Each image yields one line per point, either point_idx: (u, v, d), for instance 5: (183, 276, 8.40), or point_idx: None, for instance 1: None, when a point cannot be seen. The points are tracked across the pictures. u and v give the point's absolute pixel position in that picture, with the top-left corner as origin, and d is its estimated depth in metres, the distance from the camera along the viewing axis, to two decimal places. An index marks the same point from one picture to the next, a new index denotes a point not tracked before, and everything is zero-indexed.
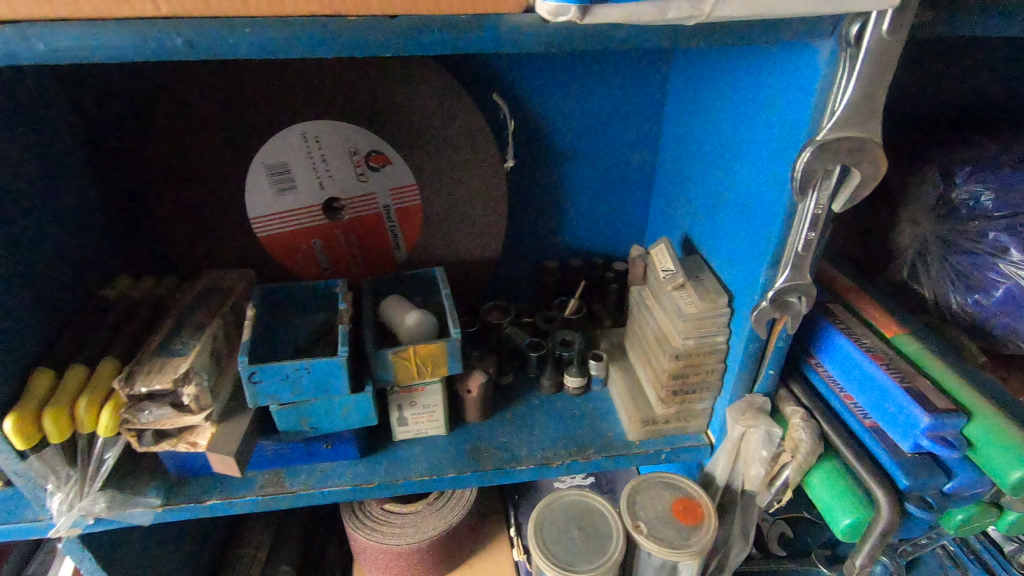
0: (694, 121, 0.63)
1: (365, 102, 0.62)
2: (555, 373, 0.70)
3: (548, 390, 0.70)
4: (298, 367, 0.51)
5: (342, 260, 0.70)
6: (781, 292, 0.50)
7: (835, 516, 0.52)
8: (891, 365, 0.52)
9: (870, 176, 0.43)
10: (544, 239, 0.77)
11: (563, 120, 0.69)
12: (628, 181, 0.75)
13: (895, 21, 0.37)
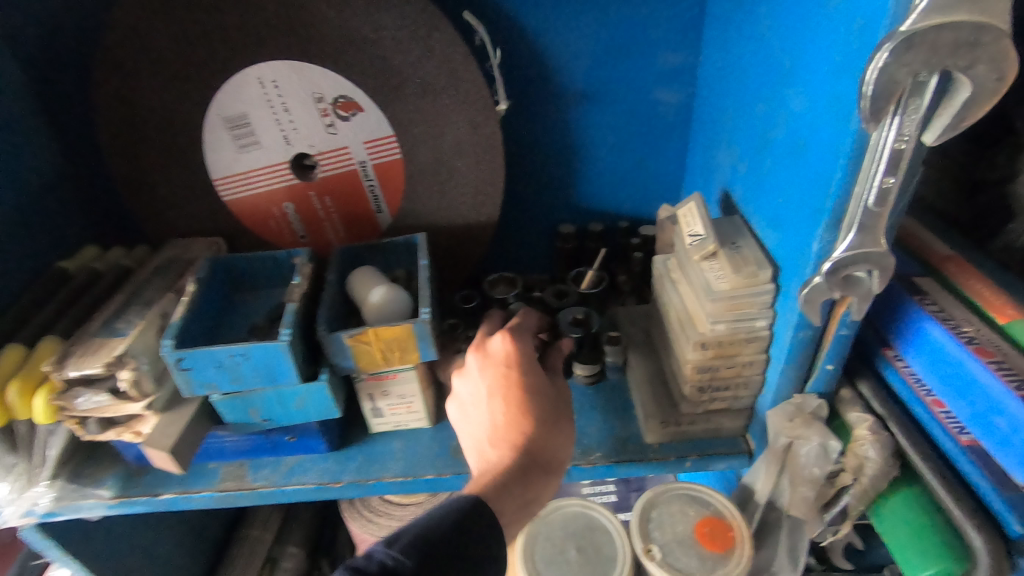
0: (736, 39, 0.49)
1: (323, 36, 0.52)
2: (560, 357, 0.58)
3: None
4: (233, 354, 0.44)
5: (319, 227, 0.62)
6: (842, 264, 0.36)
7: (907, 557, 0.39)
8: (1005, 364, 0.37)
9: (988, 85, 0.28)
10: (555, 199, 0.66)
11: (570, 51, 0.56)
12: (658, 126, 0.61)
13: None
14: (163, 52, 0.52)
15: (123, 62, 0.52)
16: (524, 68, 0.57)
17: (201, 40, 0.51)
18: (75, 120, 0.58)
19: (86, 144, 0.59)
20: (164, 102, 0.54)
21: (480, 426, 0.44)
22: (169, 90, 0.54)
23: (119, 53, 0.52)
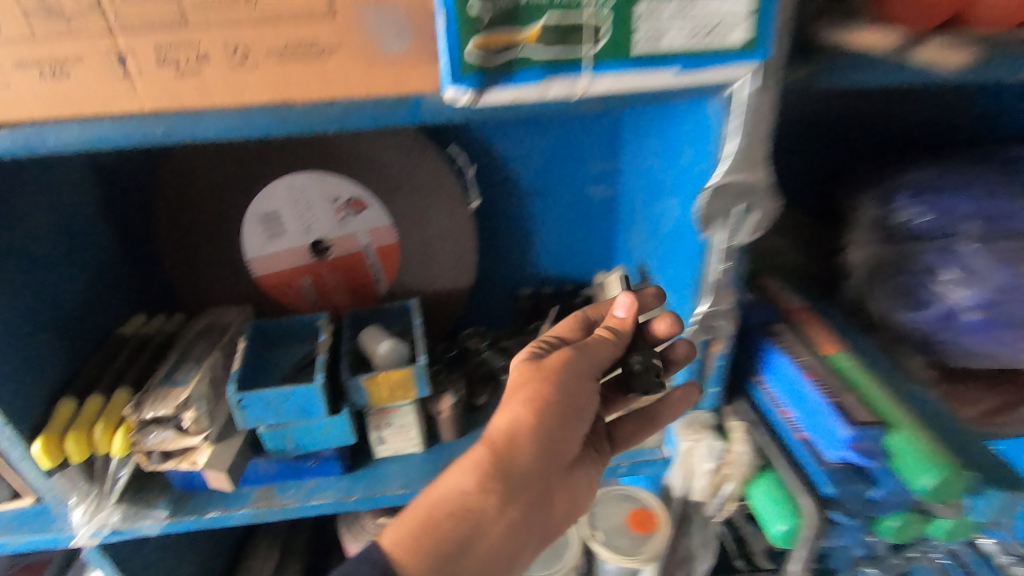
0: (639, 157, 0.69)
1: (341, 154, 0.70)
2: None
3: None
4: (281, 393, 0.58)
5: (329, 295, 0.78)
6: (706, 317, 0.55)
7: (770, 523, 0.56)
8: (823, 382, 0.56)
9: (766, 212, 0.47)
10: (516, 268, 0.84)
11: (523, 160, 0.76)
12: (592, 213, 0.80)
13: (762, 82, 0.41)
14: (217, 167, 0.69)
15: (185, 172, 0.69)
16: (490, 173, 0.76)
17: (248, 158, 0.69)
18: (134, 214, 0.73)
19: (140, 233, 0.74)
20: (214, 201, 0.71)
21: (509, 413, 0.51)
22: (219, 192, 0.71)
23: (183, 166, 0.69)
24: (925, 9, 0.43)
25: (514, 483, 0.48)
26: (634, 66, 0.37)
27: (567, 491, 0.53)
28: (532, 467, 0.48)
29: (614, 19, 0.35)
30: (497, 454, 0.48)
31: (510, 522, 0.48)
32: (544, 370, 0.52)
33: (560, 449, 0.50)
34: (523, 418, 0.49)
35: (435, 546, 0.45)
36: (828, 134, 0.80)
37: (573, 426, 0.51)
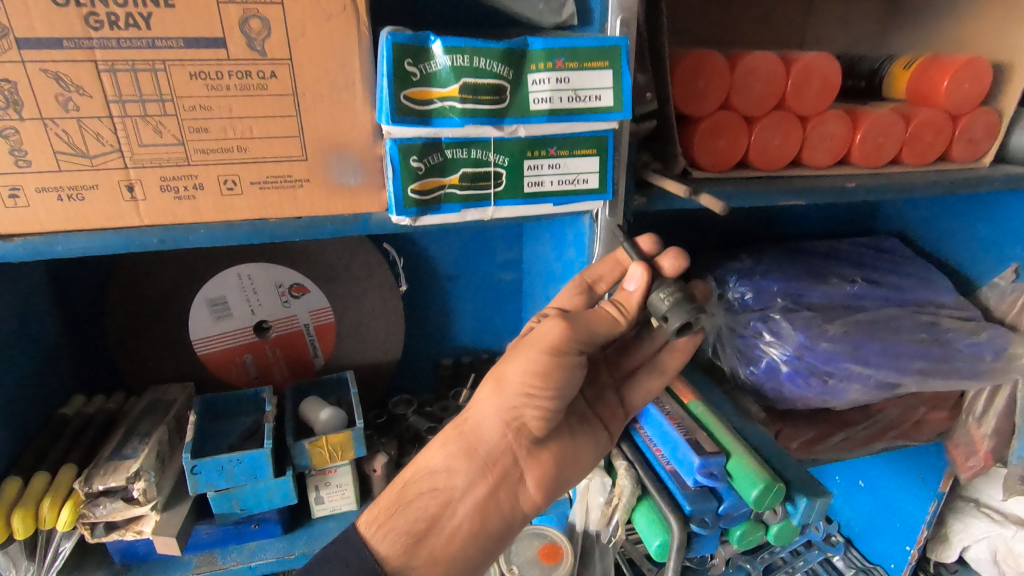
0: (536, 250, 0.86)
1: (286, 248, 0.81)
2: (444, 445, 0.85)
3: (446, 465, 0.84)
4: (231, 459, 0.66)
5: (269, 370, 0.86)
6: None
7: (650, 539, 0.70)
8: (681, 423, 0.74)
9: None
10: (439, 341, 0.97)
11: (443, 252, 0.91)
12: (502, 294, 0.96)
13: (612, 209, 0.59)
14: (172, 259, 0.78)
15: (139, 265, 0.77)
16: (416, 262, 0.90)
17: (202, 252, 0.78)
18: (82, 302, 0.79)
19: (86, 318, 0.79)
20: (166, 289, 0.79)
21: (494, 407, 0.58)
22: (170, 282, 0.79)
23: (138, 259, 0.77)
24: (711, 153, 0.68)
25: (478, 460, 0.59)
26: (524, 202, 0.54)
27: (544, 464, 0.61)
28: (494, 447, 0.59)
29: (509, 172, 0.52)
30: (465, 437, 0.60)
31: (475, 499, 0.59)
32: (534, 345, 0.54)
33: (526, 424, 0.59)
34: (488, 396, 0.58)
35: (403, 520, 0.57)
36: (684, 230, 1.02)
37: (536, 405, 0.57)
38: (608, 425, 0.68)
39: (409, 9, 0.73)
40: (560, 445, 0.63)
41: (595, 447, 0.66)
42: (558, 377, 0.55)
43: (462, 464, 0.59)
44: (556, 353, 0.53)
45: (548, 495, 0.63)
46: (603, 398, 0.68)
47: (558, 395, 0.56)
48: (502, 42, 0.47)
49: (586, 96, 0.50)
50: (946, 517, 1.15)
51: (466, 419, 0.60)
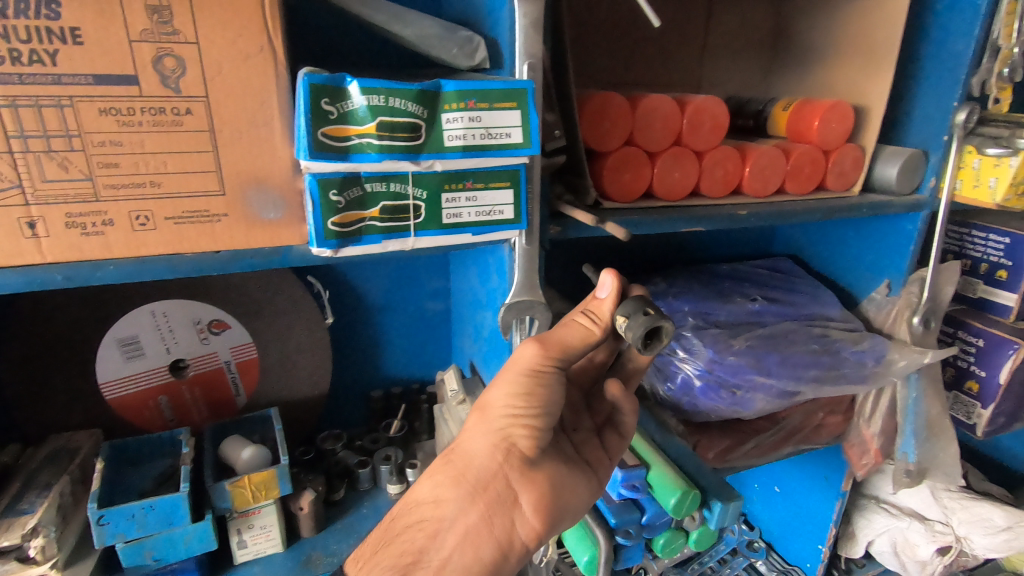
0: (462, 280, 0.89)
1: (205, 283, 0.79)
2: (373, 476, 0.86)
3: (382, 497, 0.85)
4: (144, 506, 0.63)
5: (186, 411, 0.83)
6: None
7: (580, 555, 0.71)
8: None
9: (546, 322, 0.68)
10: (368, 373, 0.97)
11: (370, 283, 0.91)
12: (430, 324, 0.97)
13: (528, 237, 0.63)
14: (78, 298, 0.74)
15: (40, 305, 0.73)
16: (343, 295, 0.90)
17: (112, 290, 0.75)
18: None
19: None
20: (70, 330, 0.75)
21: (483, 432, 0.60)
22: (76, 322, 0.75)
23: (38, 299, 0.72)
24: (619, 187, 0.74)
25: (467, 486, 0.60)
26: (443, 233, 0.56)
27: (538, 486, 0.61)
28: (484, 470, 0.60)
29: (428, 205, 0.55)
30: (453, 465, 0.62)
31: (464, 527, 0.60)
32: (510, 369, 0.59)
33: (515, 445, 0.60)
34: (475, 424, 0.61)
35: (389, 555, 0.59)
36: (604, 256, 1.08)
37: (522, 424, 0.59)
38: (591, 464, 0.70)
39: (329, 44, 0.75)
40: (552, 468, 0.63)
41: (584, 480, 0.67)
42: (540, 394, 0.58)
43: (451, 491, 0.61)
44: (533, 373, 0.58)
45: (546, 520, 0.62)
46: (585, 441, 0.72)
47: (541, 412, 0.59)
48: (416, 83, 0.50)
49: (496, 133, 0.54)
50: (851, 516, 1.23)
51: (457, 447, 0.62)
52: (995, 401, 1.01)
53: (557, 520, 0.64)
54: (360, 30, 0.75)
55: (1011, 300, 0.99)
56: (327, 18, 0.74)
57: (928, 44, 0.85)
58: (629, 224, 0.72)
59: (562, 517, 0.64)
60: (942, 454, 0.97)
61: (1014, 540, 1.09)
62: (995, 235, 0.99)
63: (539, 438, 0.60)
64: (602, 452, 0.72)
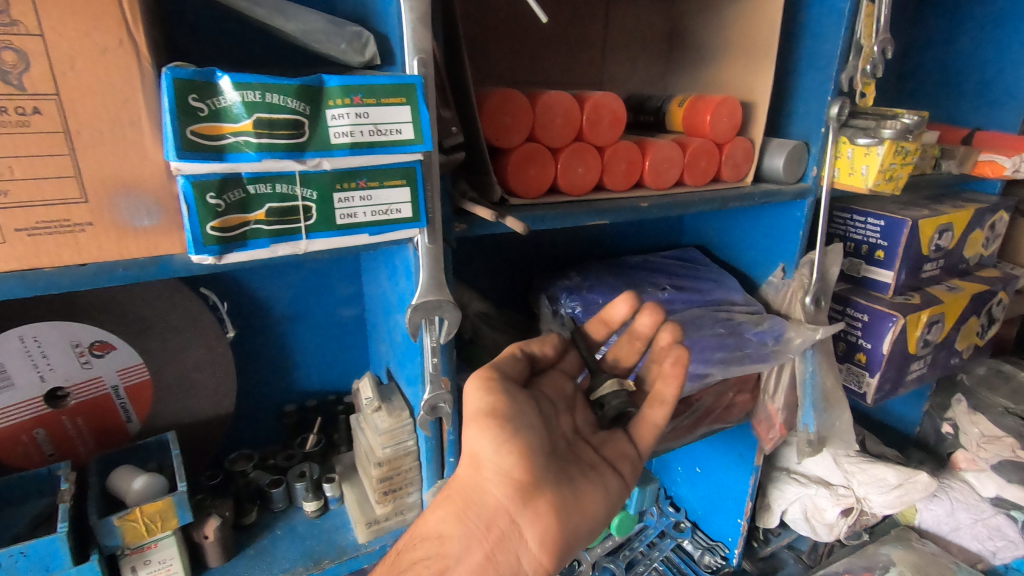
0: (373, 284, 0.86)
1: (83, 302, 0.72)
2: (287, 495, 0.82)
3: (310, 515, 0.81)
4: (13, 553, 0.56)
5: (69, 444, 0.75)
6: (431, 401, 0.70)
7: None
8: None
9: (455, 320, 0.66)
10: (281, 388, 0.92)
11: (275, 293, 0.87)
12: (344, 332, 0.94)
13: (431, 235, 0.61)
14: None
15: None
16: (246, 307, 0.85)
17: None
18: None
19: None
20: None
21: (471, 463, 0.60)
22: None
23: None
24: (523, 183, 0.75)
25: (469, 521, 0.60)
26: (338, 234, 0.54)
27: (545, 518, 0.59)
28: (486, 505, 0.60)
29: (319, 206, 0.52)
30: (453, 503, 0.61)
31: (470, 566, 0.58)
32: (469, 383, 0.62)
33: (508, 476, 0.59)
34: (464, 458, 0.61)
35: None
36: (523, 253, 1.09)
37: (502, 444, 0.58)
38: (617, 463, 0.68)
39: (212, 39, 0.71)
40: (562, 496, 0.61)
41: (601, 493, 0.65)
42: (501, 404, 0.60)
43: (455, 527, 0.60)
44: (487, 383, 0.61)
45: (560, 548, 0.60)
46: (607, 440, 0.71)
47: (509, 423, 0.59)
48: (296, 78, 0.48)
49: (386, 130, 0.52)
50: (766, 488, 1.31)
51: (451, 482, 0.62)
52: (880, 369, 1.10)
53: (570, 550, 0.61)
54: (244, 23, 0.71)
55: (888, 277, 1.10)
56: (206, 15, 0.70)
57: (805, 43, 0.92)
58: (531, 220, 0.72)
59: (577, 544, 0.62)
60: (838, 422, 1.04)
61: (906, 496, 1.19)
62: (872, 219, 1.09)
63: (530, 463, 0.59)
64: (629, 446, 0.71)
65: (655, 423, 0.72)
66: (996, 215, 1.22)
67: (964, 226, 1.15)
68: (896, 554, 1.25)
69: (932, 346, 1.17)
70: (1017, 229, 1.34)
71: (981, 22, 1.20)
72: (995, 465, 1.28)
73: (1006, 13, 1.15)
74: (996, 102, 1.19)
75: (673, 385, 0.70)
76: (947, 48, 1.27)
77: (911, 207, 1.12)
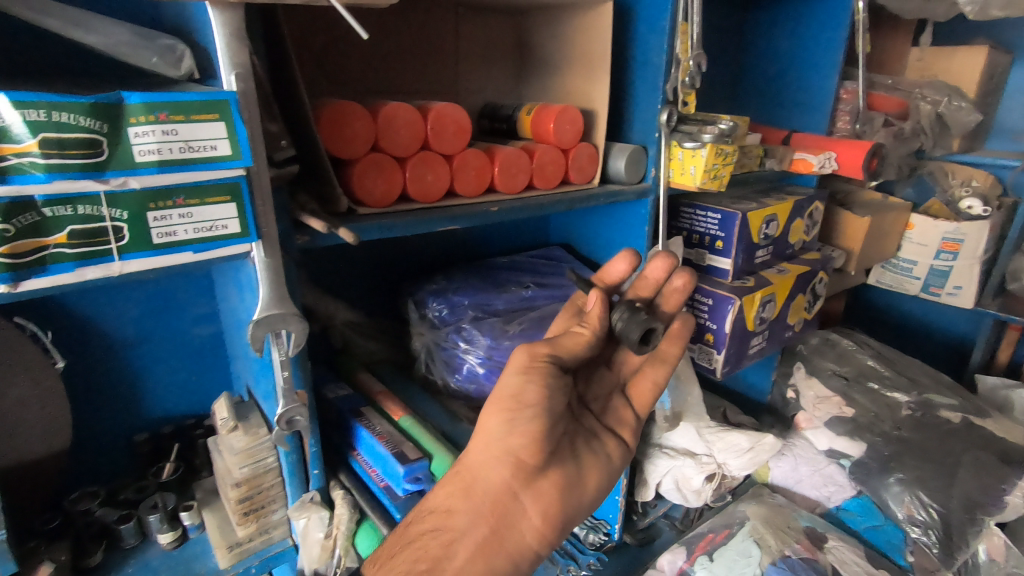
0: (226, 300, 0.84)
1: None
2: (138, 529, 0.77)
3: (169, 548, 0.77)
4: None
5: None
6: (285, 414, 0.68)
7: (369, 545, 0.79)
8: (389, 440, 0.81)
9: (303, 332, 0.65)
10: (130, 417, 0.87)
11: (115, 318, 0.82)
12: (199, 353, 0.90)
13: (267, 247, 0.60)
14: None
15: None
16: (79, 334, 0.80)
17: None
18: None
19: None
20: None
21: (496, 448, 0.72)
22: None
23: None
24: (370, 191, 0.75)
25: (475, 498, 0.73)
26: (157, 253, 0.53)
27: (542, 496, 0.76)
28: (491, 487, 0.73)
29: (130, 226, 0.51)
30: (462, 481, 0.74)
31: (473, 538, 0.72)
32: (507, 369, 0.71)
33: (525, 460, 0.73)
34: (484, 441, 0.73)
35: (403, 559, 0.70)
36: (394, 260, 1.11)
37: (520, 426, 0.71)
38: (617, 428, 0.89)
39: (24, 56, 0.69)
40: (561, 475, 0.78)
41: (595, 467, 0.83)
42: (530, 391, 0.70)
43: (461, 502, 0.73)
44: (524, 370, 0.70)
45: (553, 521, 0.76)
46: (607, 405, 0.90)
47: (535, 409, 0.71)
48: (88, 96, 0.46)
49: (199, 146, 0.52)
50: (641, 464, 1.40)
51: (464, 463, 0.74)
52: (725, 346, 1.23)
53: (564, 521, 0.78)
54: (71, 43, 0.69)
55: (726, 263, 1.23)
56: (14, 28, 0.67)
57: (636, 57, 1.01)
58: (355, 228, 0.71)
59: (570, 516, 0.79)
60: (690, 397, 1.21)
61: (757, 457, 1.35)
62: (710, 212, 1.22)
63: (539, 450, 0.73)
64: (628, 411, 0.91)
65: (651, 378, 0.92)
66: (813, 205, 1.41)
67: (786, 216, 1.32)
68: (750, 510, 1.40)
69: (768, 323, 1.33)
70: (833, 216, 1.54)
71: (791, 38, 1.38)
72: (828, 422, 1.47)
73: (811, 31, 1.34)
74: (806, 108, 1.38)
75: (674, 348, 0.90)
76: (767, 61, 1.46)
77: (741, 201, 1.27)
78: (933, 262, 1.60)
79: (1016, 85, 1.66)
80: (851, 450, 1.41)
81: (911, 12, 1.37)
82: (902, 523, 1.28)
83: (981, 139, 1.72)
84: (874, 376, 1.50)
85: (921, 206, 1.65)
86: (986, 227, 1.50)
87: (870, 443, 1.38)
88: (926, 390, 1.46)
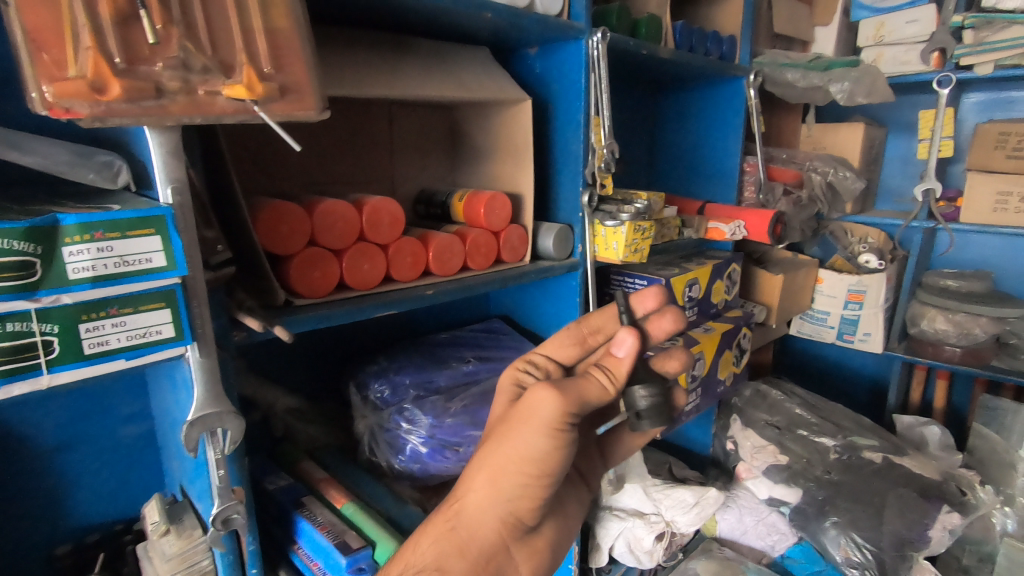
0: (157, 398, 0.83)
1: None
2: None
3: None
4: None
5: None
6: (221, 513, 0.67)
7: None
8: (330, 530, 0.80)
9: (240, 429, 0.65)
10: (53, 528, 0.83)
11: (37, 425, 0.79)
12: (129, 453, 0.88)
13: (203, 347, 0.61)
14: None
15: None
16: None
17: None
18: None
19: None
20: None
21: (498, 508, 0.70)
22: None
23: None
24: (306, 286, 0.78)
25: (470, 557, 0.71)
26: (88, 363, 0.54)
27: (531, 544, 0.76)
28: (486, 543, 0.71)
29: (62, 339, 0.52)
30: (457, 534, 0.71)
31: None
32: (533, 424, 0.67)
33: (518, 519, 0.72)
34: (490, 502, 0.70)
35: None
36: (336, 341, 1.13)
37: (533, 488, 0.70)
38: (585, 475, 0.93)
39: None
40: (548, 527, 0.80)
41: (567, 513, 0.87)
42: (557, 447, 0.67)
43: (456, 562, 0.70)
44: (555, 430, 0.66)
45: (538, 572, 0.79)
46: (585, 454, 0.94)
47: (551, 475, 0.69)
48: (23, 220, 0.48)
49: (133, 260, 0.54)
50: (593, 529, 1.39)
51: (461, 513, 0.72)
52: None
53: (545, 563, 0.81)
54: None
55: None
56: None
57: (559, 146, 1.11)
58: (286, 322, 0.72)
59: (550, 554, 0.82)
60: None
61: (703, 512, 1.40)
62: (638, 279, 1.31)
63: (537, 510, 0.72)
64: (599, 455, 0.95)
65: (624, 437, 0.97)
66: (731, 267, 1.52)
67: (707, 279, 1.42)
68: (701, 566, 1.44)
69: (699, 380, 1.41)
70: (751, 274, 1.67)
71: (696, 121, 1.56)
72: (765, 471, 1.54)
73: (713, 116, 1.51)
74: (714, 181, 1.53)
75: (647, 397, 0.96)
76: (677, 140, 1.62)
77: (666, 267, 1.38)
78: (843, 312, 1.74)
79: (893, 153, 1.91)
80: (789, 497, 1.48)
81: (796, 97, 1.55)
82: (842, 566, 1.35)
83: (871, 200, 1.94)
84: (803, 423, 1.59)
85: (827, 261, 1.80)
86: (883, 278, 1.67)
87: (805, 489, 1.46)
88: (851, 433, 1.55)
